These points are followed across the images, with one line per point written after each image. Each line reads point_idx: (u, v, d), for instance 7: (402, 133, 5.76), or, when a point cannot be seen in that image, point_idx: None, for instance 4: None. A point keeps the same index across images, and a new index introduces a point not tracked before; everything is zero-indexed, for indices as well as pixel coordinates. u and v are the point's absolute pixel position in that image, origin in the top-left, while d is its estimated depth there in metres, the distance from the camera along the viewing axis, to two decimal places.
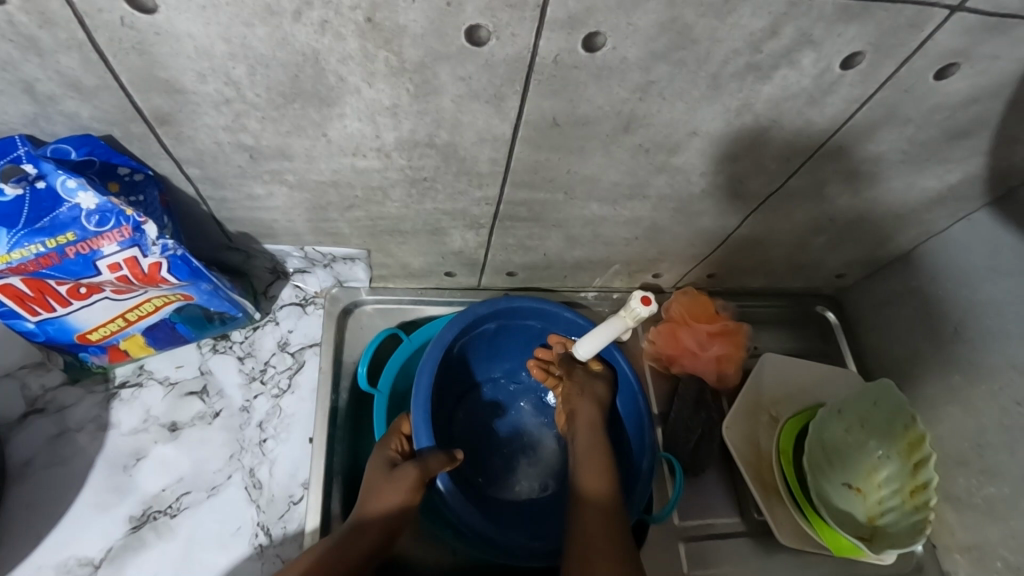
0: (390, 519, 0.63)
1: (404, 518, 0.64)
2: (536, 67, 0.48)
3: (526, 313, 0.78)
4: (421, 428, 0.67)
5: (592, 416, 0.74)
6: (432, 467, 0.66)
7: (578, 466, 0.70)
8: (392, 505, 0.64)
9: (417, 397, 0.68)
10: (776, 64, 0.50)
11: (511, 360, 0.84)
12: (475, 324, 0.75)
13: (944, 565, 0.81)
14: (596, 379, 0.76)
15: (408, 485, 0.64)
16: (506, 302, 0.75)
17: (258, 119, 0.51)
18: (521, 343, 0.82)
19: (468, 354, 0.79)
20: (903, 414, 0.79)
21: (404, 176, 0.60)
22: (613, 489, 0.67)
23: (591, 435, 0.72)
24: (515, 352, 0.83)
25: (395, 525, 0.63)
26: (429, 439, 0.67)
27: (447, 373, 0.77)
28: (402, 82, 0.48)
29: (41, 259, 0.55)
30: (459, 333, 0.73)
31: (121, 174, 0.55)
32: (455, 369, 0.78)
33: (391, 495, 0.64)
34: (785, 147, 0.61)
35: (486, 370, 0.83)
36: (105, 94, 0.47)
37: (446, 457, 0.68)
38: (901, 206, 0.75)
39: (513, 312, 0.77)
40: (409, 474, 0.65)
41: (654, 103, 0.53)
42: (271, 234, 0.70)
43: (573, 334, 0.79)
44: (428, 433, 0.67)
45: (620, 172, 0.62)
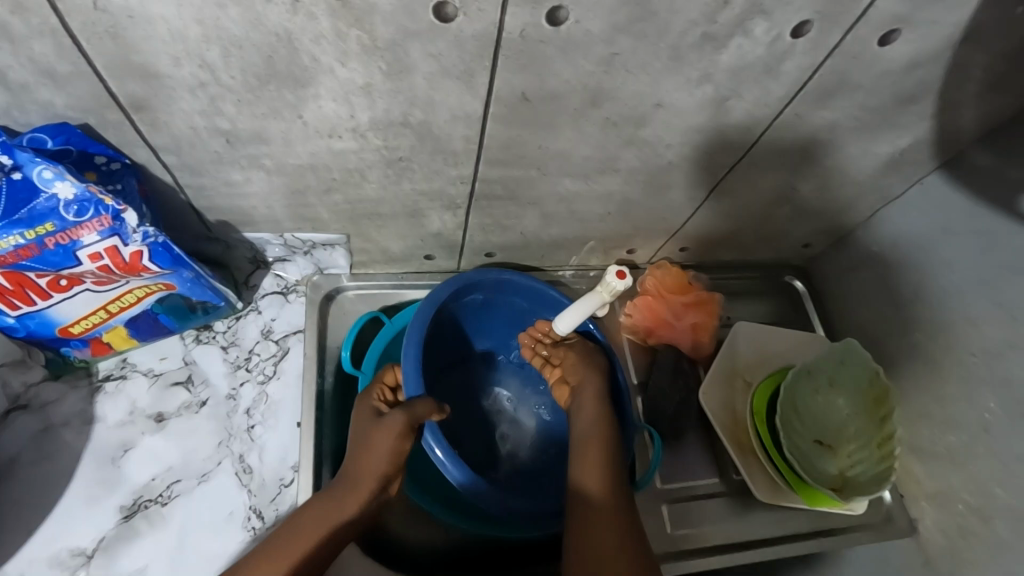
0: (384, 464, 0.64)
1: (398, 460, 0.65)
2: (504, 42, 0.49)
3: (507, 288, 0.80)
4: (411, 377, 0.68)
5: (596, 392, 0.74)
6: (422, 412, 0.66)
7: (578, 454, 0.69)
8: (383, 450, 0.65)
9: (408, 348, 0.70)
10: (730, 34, 0.53)
11: (491, 339, 0.85)
12: (460, 295, 0.77)
13: (912, 513, 0.86)
14: (596, 352, 0.77)
15: (396, 431, 0.65)
16: (495, 274, 0.77)
17: (234, 102, 0.51)
18: (504, 318, 0.84)
19: (449, 331, 0.81)
20: (867, 371, 0.83)
21: (380, 157, 0.61)
22: (614, 476, 0.67)
23: (592, 415, 0.72)
24: (495, 330, 0.85)
25: (388, 470, 0.64)
26: (419, 389, 0.68)
27: (431, 348, 0.79)
28: (374, 61, 0.49)
29: (20, 250, 0.55)
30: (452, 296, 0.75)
31: (98, 163, 0.56)
32: (439, 344, 0.80)
33: (381, 441, 0.65)
34: (746, 117, 0.64)
35: (466, 348, 0.84)
36: (79, 81, 0.47)
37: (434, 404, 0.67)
38: (859, 172, 0.79)
39: (495, 286, 0.79)
40: (396, 421, 0.65)
41: (619, 76, 0.55)
42: (249, 222, 0.70)
43: (550, 310, 0.81)
44: (417, 381, 0.69)
45: (590, 147, 0.64)
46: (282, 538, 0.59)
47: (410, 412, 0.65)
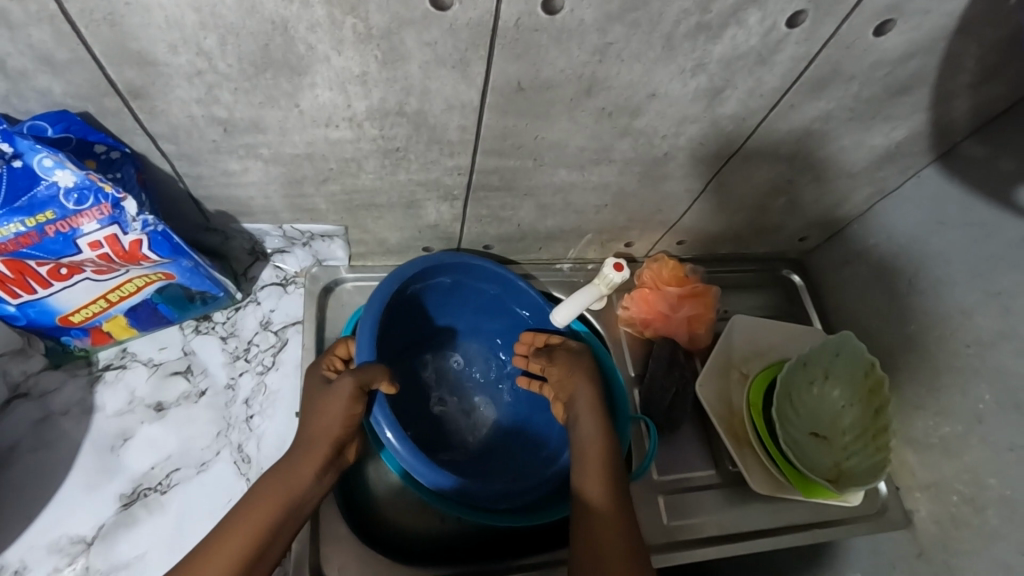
0: (337, 430, 0.65)
1: (350, 426, 0.66)
2: (499, 31, 0.50)
3: (476, 272, 0.79)
4: (364, 344, 0.68)
5: (591, 400, 0.71)
6: (371, 378, 0.65)
7: (578, 466, 0.68)
8: (334, 413, 0.65)
9: (366, 319, 0.69)
10: (724, 24, 0.53)
11: (461, 323, 0.85)
12: (427, 275, 0.76)
13: (906, 504, 0.86)
14: (581, 356, 0.74)
15: (347, 395, 0.65)
16: (453, 256, 0.75)
17: (231, 91, 0.52)
18: (471, 302, 0.83)
19: (414, 313, 0.80)
20: (862, 362, 0.82)
21: (376, 147, 0.62)
22: (616, 488, 0.66)
23: (586, 424, 0.70)
24: (462, 314, 0.84)
25: (341, 432, 0.65)
26: (372, 356, 0.68)
27: (396, 327, 0.78)
28: (370, 49, 0.50)
29: (21, 238, 0.56)
30: (418, 274, 0.75)
31: (98, 152, 0.56)
32: (404, 324, 0.80)
33: (331, 405, 0.65)
34: (740, 108, 0.65)
35: (436, 332, 0.85)
36: (77, 68, 0.48)
37: (385, 371, 0.67)
38: (854, 164, 0.79)
39: (466, 271, 0.78)
40: (346, 385, 0.65)
41: (613, 65, 0.55)
42: (248, 212, 0.71)
43: (519, 295, 0.80)
44: (370, 348, 0.68)
45: (585, 137, 0.65)
46: (234, 518, 0.58)
47: (358, 377, 0.64)
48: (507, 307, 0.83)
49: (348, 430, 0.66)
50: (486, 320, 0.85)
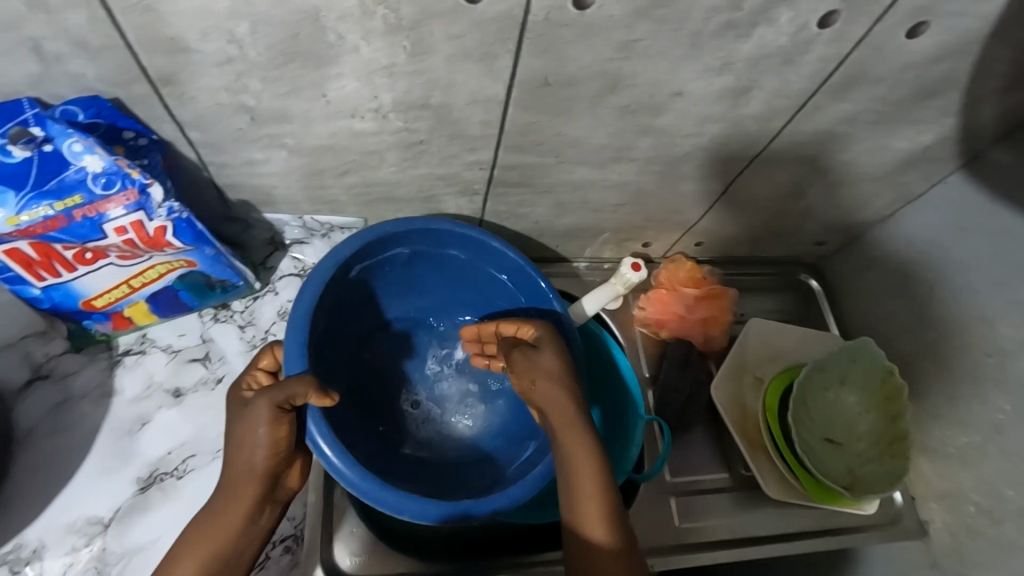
0: (259, 463, 0.57)
1: (279, 452, 0.57)
2: (528, 25, 0.50)
3: (437, 240, 0.72)
4: (294, 354, 0.61)
5: (569, 407, 0.60)
6: (294, 395, 0.55)
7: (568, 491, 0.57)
8: (256, 444, 0.56)
9: (295, 317, 0.63)
10: (754, 23, 0.53)
11: (437, 298, 0.79)
12: (374, 249, 0.69)
13: (921, 514, 0.85)
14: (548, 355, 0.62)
15: (266, 420, 0.56)
16: (421, 221, 0.69)
17: (260, 79, 0.52)
18: (437, 276, 0.76)
19: (363, 298, 0.74)
20: (880, 369, 0.82)
21: (398, 139, 0.62)
22: (613, 511, 0.56)
23: (567, 436, 0.58)
24: (426, 293, 0.78)
25: (266, 464, 0.57)
26: (304, 367, 0.60)
27: (345, 318, 0.72)
28: (398, 41, 0.50)
29: (49, 222, 0.57)
30: (359, 252, 0.67)
31: (126, 138, 0.57)
32: (356, 313, 0.74)
33: (249, 435, 0.56)
34: (765, 108, 0.64)
35: (410, 309, 0.79)
36: (110, 53, 0.48)
37: (309, 379, 0.57)
38: (877, 168, 0.78)
39: (428, 237, 0.71)
40: (262, 409, 0.56)
41: (640, 62, 0.55)
42: (269, 202, 0.72)
43: (496, 261, 0.73)
44: (301, 358, 0.61)
45: (606, 135, 0.65)
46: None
47: (278, 394, 0.55)
48: (483, 275, 0.75)
49: (278, 457, 0.58)
50: (459, 294, 0.79)
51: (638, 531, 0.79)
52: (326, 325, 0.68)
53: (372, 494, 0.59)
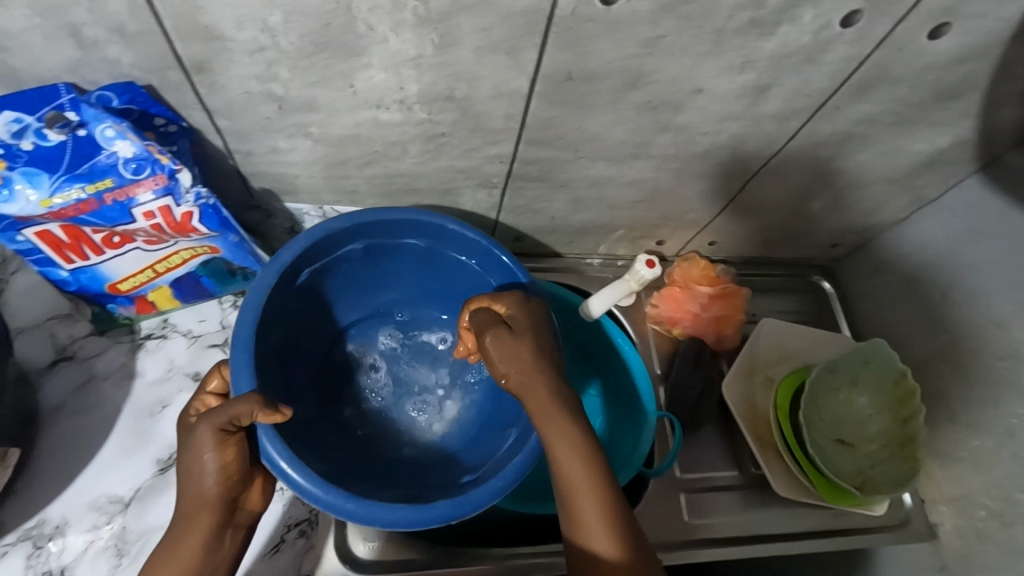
0: (209, 491, 0.54)
1: (230, 476, 0.55)
2: (555, 19, 0.51)
3: (395, 231, 0.69)
4: (240, 374, 0.58)
5: (547, 394, 0.58)
6: (238, 415, 0.54)
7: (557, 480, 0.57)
8: (202, 471, 0.54)
9: (238, 335, 0.59)
10: (778, 21, 0.54)
11: (400, 289, 0.78)
12: (323, 249, 0.67)
13: (931, 517, 0.85)
14: (518, 338, 0.60)
15: (213, 443, 0.54)
16: (370, 215, 0.66)
17: (290, 68, 0.54)
18: (403, 265, 0.75)
19: (316, 299, 0.72)
20: (893, 371, 0.81)
21: (422, 131, 0.63)
22: (607, 500, 0.56)
23: (549, 426, 0.57)
24: (397, 283, 0.77)
25: (218, 490, 0.55)
26: (253, 385, 0.58)
27: (300, 324, 0.71)
28: (426, 33, 0.51)
29: (81, 205, 0.58)
30: (305, 257, 0.65)
31: (157, 124, 0.58)
32: (311, 316, 0.73)
33: (195, 461, 0.54)
34: (785, 107, 0.65)
35: (370, 302, 0.79)
36: (146, 40, 0.50)
37: (256, 397, 0.55)
38: (893, 170, 0.79)
39: (382, 231, 0.68)
40: (206, 434, 0.54)
41: (662, 59, 0.56)
42: (291, 191, 0.73)
43: (456, 245, 0.71)
44: (248, 376, 0.58)
45: (625, 131, 0.66)
46: None
47: (222, 416, 0.54)
48: (446, 262, 0.73)
49: (229, 481, 0.55)
50: (429, 281, 0.77)
51: (649, 526, 0.79)
52: (278, 333, 0.66)
53: (308, 495, 0.55)
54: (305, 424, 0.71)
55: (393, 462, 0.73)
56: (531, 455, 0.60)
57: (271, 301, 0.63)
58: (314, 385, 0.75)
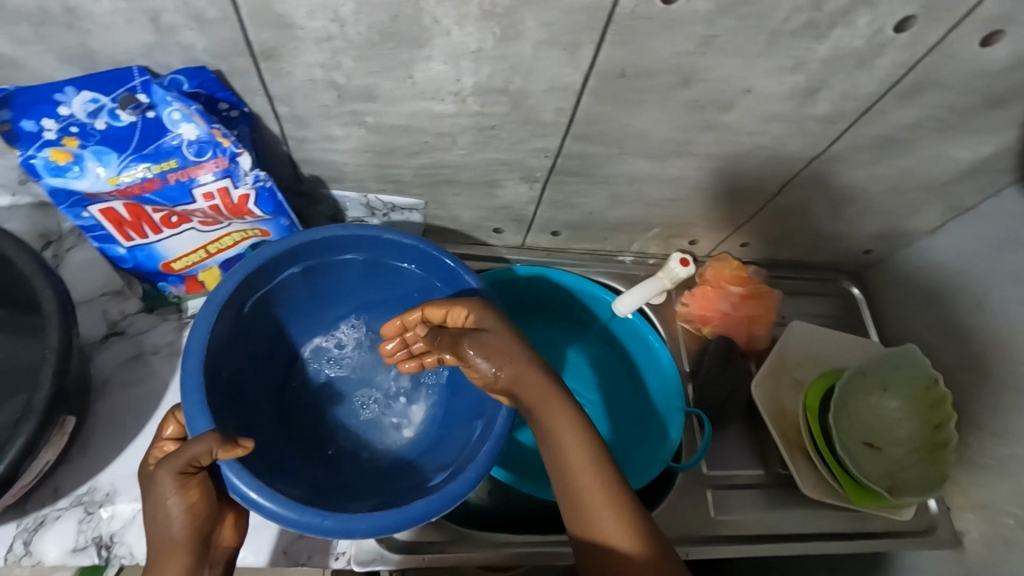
0: (177, 539, 0.52)
1: (196, 519, 0.53)
2: (615, 16, 0.52)
3: (338, 244, 0.68)
4: (196, 413, 0.56)
5: (536, 387, 0.58)
6: (196, 456, 0.52)
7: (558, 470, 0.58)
8: (168, 517, 0.52)
9: (187, 376, 0.57)
10: (832, 24, 0.55)
11: (348, 303, 0.77)
12: (262, 275, 0.65)
13: (956, 524, 0.86)
14: (500, 338, 0.60)
15: (174, 487, 0.52)
16: (307, 233, 0.65)
17: (353, 58, 0.55)
18: (352, 276, 0.73)
19: (270, 318, 0.71)
20: (924, 377, 0.82)
21: (473, 123, 0.65)
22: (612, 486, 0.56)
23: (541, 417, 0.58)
24: (350, 295, 0.76)
25: (187, 532, 0.53)
26: (209, 424, 0.56)
27: (254, 346, 0.70)
28: (489, 26, 0.52)
29: (145, 183, 0.60)
30: (244, 286, 0.64)
31: (221, 109, 0.60)
32: (263, 346, 0.72)
33: (158, 509, 0.52)
34: (830, 110, 0.66)
35: (322, 321, 0.77)
36: (221, 26, 0.52)
37: (215, 433, 0.53)
38: (933, 176, 0.79)
39: (317, 249, 0.67)
40: (166, 480, 0.52)
41: (715, 58, 0.57)
42: (338, 178, 0.75)
43: (398, 251, 0.69)
44: (206, 416, 0.56)
45: (671, 129, 0.67)
46: None
47: (180, 458, 0.52)
48: (391, 269, 0.72)
49: (198, 523, 0.53)
50: (382, 289, 0.76)
51: (676, 520, 0.81)
52: (229, 368, 0.65)
53: (282, 519, 0.55)
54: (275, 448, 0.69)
55: (370, 471, 0.72)
56: (500, 440, 0.60)
57: (216, 336, 0.62)
58: (281, 413, 0.74)
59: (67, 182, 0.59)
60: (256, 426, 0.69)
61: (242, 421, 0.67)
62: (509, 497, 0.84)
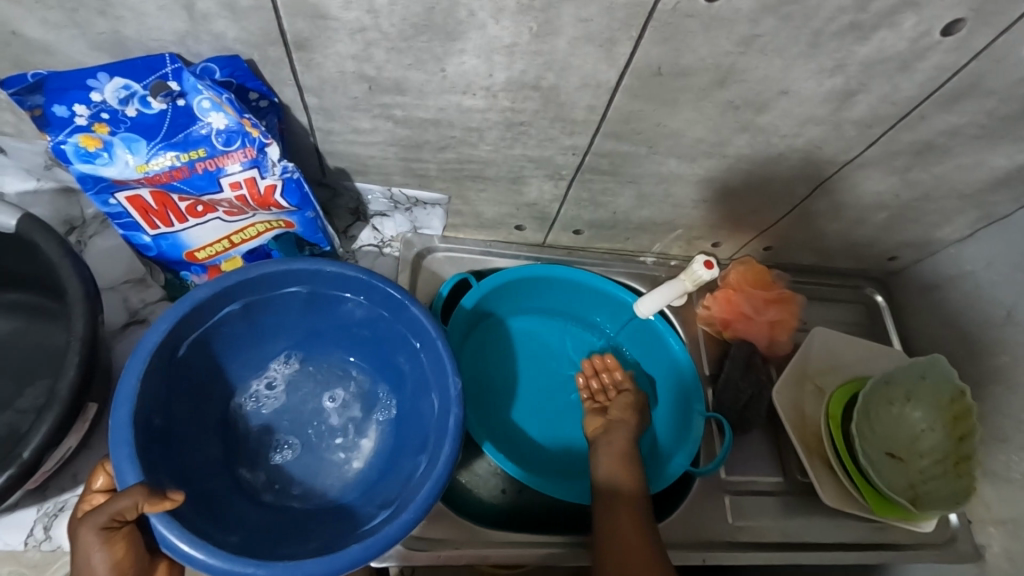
0: None
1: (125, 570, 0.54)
2: (656, 14, 0.51)
3: (277, 281, 0.66)
4: (124, 464, 0.55)
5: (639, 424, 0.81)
6: (121, 510, 0.52)
7: (609, 474, 0.74)
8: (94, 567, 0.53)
9: (115, 430, 0.56)
10: (877, 26, 0.53)
11: (289, 336, 0.75)
12: (197, 318, 0.64)
13: (977, 538, 0.85)
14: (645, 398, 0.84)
15: (98, 543, 0.53)
16: (242, 274, 0.64)
17: (386, 50, 0.55)
18: (295, 310, 0.72)
19: (209, 354, 0.69)
20: (950, 388, 0.81)
21: (503, 118, 0.64)
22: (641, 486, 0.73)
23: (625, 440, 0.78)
24: (294, 327, 0.74)
25: None
26: (138, 475, 0.55)
27: (190, 386, 0.68)
28: (526, 21, 0.52)
29: (173, 171, 0.60)
30: (178, 329, 0.62)
31: (251, 98, 0.60)
32: (197, 385, 0.70)
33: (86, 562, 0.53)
34: (868, 114, 0.64)
35: (262, 355, 0.75)
36: (256, 16, 0.51)
37: (140, 487, 0.53)
38: (967, 184, 0.77)
39: (253, 286, 0.66)
40: (89, 537, 0.53)
41: (755, 58, 0.56)
42: (363, 171, 0.74)
43: (341, 284, 0.68)
44: (135, 466, 0.56)
45: (703, 129, 0.65)
46: None
47: (104, 515, 0.52)
48: (332, 300, 0.71)
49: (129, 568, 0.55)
50: (324, 321, 0.75)
51: (692, 524, 0.80)
52: (161, 415, 0.63)
53: (214, 570, 0.54)
54: (215, 492, 0.68)
55: (315, 511, 0.71)
56: (441, 480, 0.59)
57: (149, 384, 0.60)
58: (225, 454, 0.72)
59: (96, 169, 0.59)
60: (194, 470, 0.67)
61: (180, 467, 0.65)
62: (524, 494, 0.84)
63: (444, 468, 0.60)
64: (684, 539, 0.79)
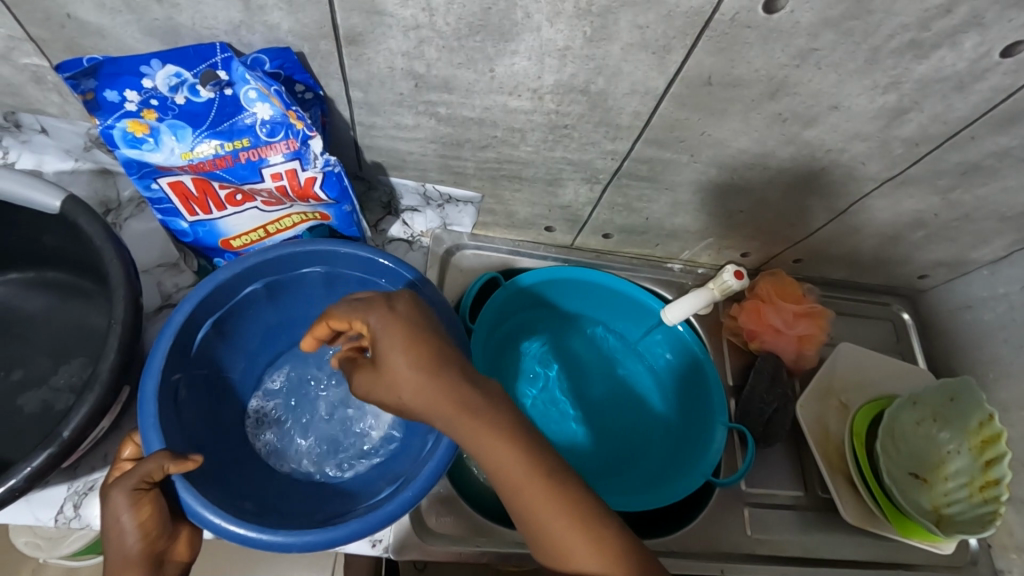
0: (131, 555, 0.52)
1: (150, 535, 0.53)
2: (713, 23, 0.50)
3: (297, 259, 0.67)
4: (149, 430, 0.56)
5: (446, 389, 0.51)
6: (149, 472, 0.53)
7: (471, 445, 0.51)
8: (121, 533, 0.52)
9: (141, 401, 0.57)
10: (937, 45, 0.53)
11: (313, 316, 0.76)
12: (219, 298, 0.65)
13: (997, 562, 0.85)
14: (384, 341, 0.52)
15: (124, 506, 0.52)
16: (259, 255, 0.64)
17: (438, 48, 0.54)
18: (318, 290, 0.73)
19: (233, 334, 0.70)
20: (978, 412, 0.80)
21: (546, 121, 0.63)
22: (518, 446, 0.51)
23: (443, 406, 0.51)
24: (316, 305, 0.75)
25: (142, 547, 0.52)
26: (163, 443, 0.56)
27: (216, 364, 0.69)
28: (582, 25, 0.51)
29: (217, 160, 0.60)
30: (202, 309, 0.63)
31: (297, 90, 0.59)
32: (223, 365, 0.71)
33: (111, 527, 0.52)
34: (918, 132, 0.63)
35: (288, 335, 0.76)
36: (312, 9, 0.51)
37: (168, 453, 0.54)
38: (1010, 208, 0.76)
39: (278, 266, 0.67)
40: (117, 499, 0.52)
41: (809, 72, 0.55)
42: (400, 166, 0.74)
43: (360, 262, 0.68)
44: (160, 433, 0.56)
45: (749, 140, 0.65)
46: None
47: (133, 476, 0.53)
48: (350, 279, 0.71)
49: (151, 538, 0.53)
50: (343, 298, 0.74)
51: (712, 534, 0.80)
52: (187, 389, 0.64)
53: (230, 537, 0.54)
54: (237, 466, 0.68)
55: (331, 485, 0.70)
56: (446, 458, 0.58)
57: (172, 361, 0.61)
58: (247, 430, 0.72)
59: (142, 154, 0.59)
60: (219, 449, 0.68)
61: (208, 449, 0.65)
62: None
63: (448, 445, 0.58)
64: (701, 547, 0.79)
